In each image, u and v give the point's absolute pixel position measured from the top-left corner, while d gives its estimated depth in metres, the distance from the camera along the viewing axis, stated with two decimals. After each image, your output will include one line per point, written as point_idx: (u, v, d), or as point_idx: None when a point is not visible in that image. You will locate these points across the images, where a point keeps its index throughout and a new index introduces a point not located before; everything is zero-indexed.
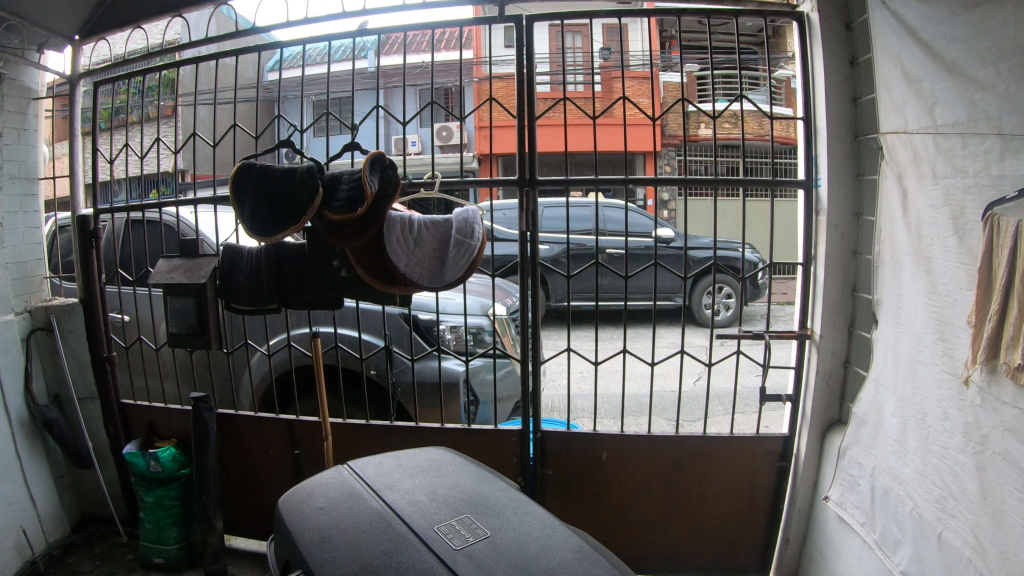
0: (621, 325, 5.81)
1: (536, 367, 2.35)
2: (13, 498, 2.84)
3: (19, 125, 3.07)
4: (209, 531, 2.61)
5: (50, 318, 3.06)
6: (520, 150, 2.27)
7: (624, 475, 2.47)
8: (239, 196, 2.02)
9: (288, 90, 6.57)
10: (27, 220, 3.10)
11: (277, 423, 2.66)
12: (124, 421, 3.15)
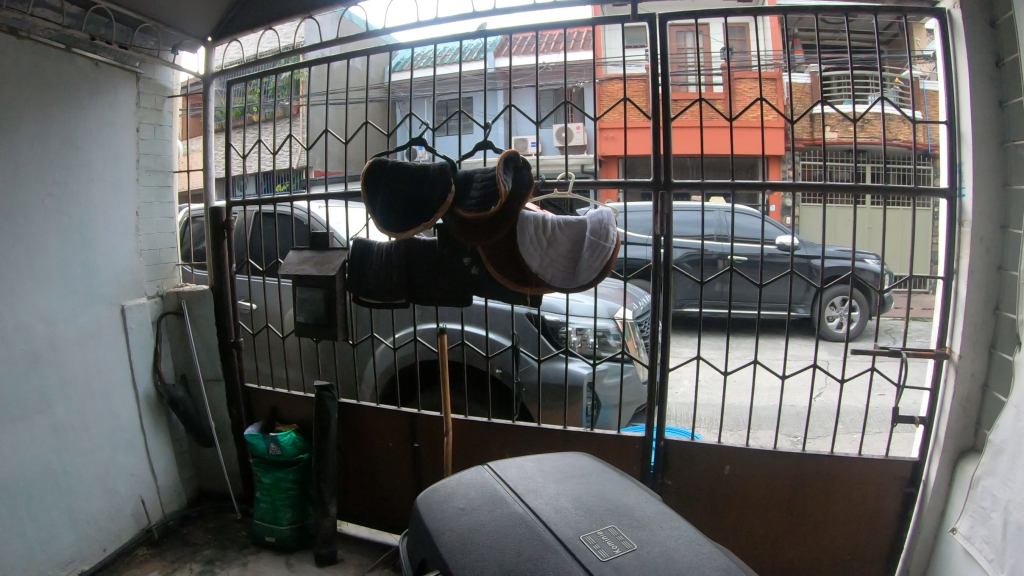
0: (747, 335, 5.67)
1: (662, 375, 2.31)
2: (134, 469, 3.00)
3: (156, 121, 3.23)
4: (322, 515, 2.68)
5: (181, 303, 3.24)
6: (654, 152, 2.24)
7: (745, 492, 2.38)
8: (370, 190, 2.07)
9: (415, 90, 6.74)
10: (162, 210, 3.26)
11: (398, 416, 2.71)
12: (246, 403, 3.26)
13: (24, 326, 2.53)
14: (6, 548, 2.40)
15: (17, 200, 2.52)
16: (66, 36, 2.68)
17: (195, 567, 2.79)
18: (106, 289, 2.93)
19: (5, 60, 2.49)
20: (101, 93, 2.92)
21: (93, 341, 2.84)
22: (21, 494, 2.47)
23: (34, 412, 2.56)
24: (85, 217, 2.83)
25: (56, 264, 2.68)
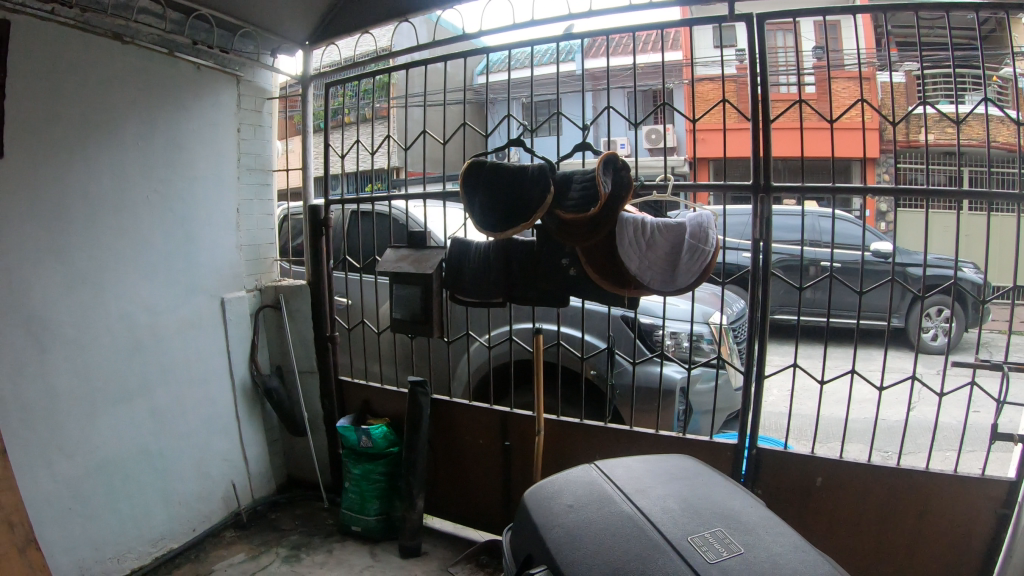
0: (840, 345, 5.50)
1: (758, 380, 2.29)
2: (228, 454, 3.14)
3: (256, 122, 3.36)
4: (409, 508, 2.74)
5: (279, 296, 3.37)
6: (753, 154, 2.21)
7: (837, 507, 2.31)
8: (468, 187, 2.13)
9: (502, 92, 6.80)
10: (262, 207, 3.40)
11: (490, 413, 2.76)
12: (340, 397, 3.31)
13: (128, 314, 2.69)
14: (102, 524, 2.55)
15: (125, 196, 2.67)
16: (168, 40, 2.83)
17: (281, 551, 2.88)
18: (206, 282, 3.07)
19: (112, 64, 2.62)
20: (204, 95, 3.05)
21: (193, 331, 2.98)
22: (118, 474, 2.62)
23: (135, 396, 2.71)
24: (188, 213, 2.97)
25: (159, 256, 2.83)
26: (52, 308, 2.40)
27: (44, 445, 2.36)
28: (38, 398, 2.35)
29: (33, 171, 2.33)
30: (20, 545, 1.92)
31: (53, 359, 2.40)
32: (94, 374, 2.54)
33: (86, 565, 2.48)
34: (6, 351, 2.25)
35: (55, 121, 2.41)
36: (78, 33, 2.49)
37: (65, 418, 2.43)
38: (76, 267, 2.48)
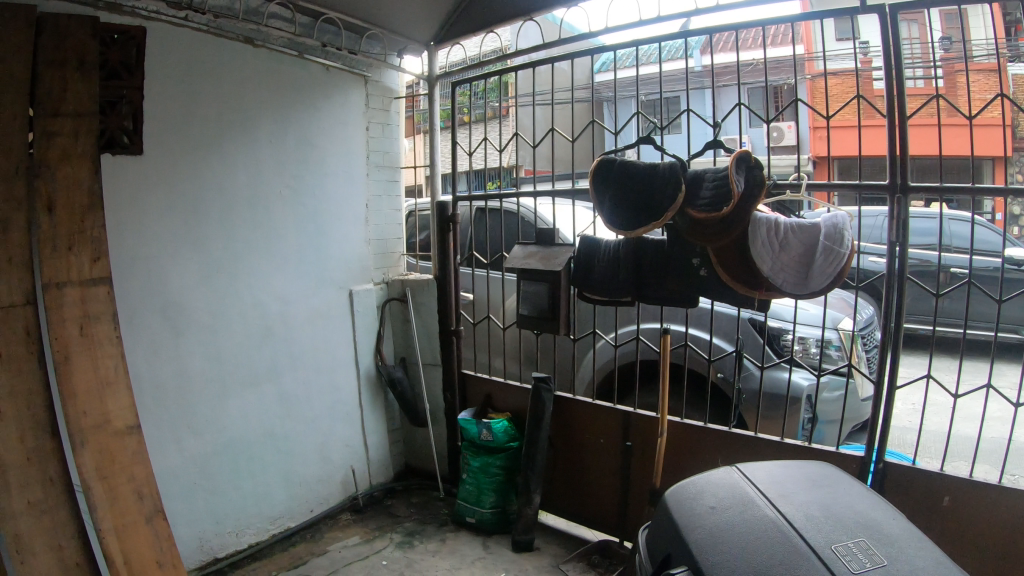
0: (981, 359, 5.17)
1: (889, 391, 2.19)
2: (349, 441, 3.28)
3: (384, 121, 3.48)
4: (526, 504, 2.80)
5: (405, 290, 3.49)
6: (890, 152, 2.12)
7: (964, 529, 2.11)
8: (599, 187, 2.17)
9: (624, 91, 6.78)
10: (391, 203, 3.52)
11: (612, 414, 2.76)
12: (462, 390, 3.35)
13: (261, 303, 2.86)
14: (226, 498, 2.73)
15: (261, 193, 2.84)
16: (299, 43, 2.98)
17: (395, 537, 2.97)
18: (336, 275, 3.22)
19: (246, 68, 2.76)
20: (335, 96, 3.18)
21: (321, 321, 3.14)
22: (243, 453, 2.80)
23: (263, 380, 2.88)
24: (320, 209, 3.12)
25: (291, 249, 2.99)
26: (189, 295, 2.59)
27: (177, 423, 2.56)
28: (172, 378, 2.54)
29: (172, 167, 2.51)
30: (148, 515, 2.07)
31: (188, 342, 2.60)
32: (226, 358, 2.73)
33: (208, 536, 2.67)
34: (145, 334, 2.46)
35: (190, 121, 2.56)
36: (212, 39, 2.62)
37: (197, 398, 2.62)
38: (212, 258, 2.67)
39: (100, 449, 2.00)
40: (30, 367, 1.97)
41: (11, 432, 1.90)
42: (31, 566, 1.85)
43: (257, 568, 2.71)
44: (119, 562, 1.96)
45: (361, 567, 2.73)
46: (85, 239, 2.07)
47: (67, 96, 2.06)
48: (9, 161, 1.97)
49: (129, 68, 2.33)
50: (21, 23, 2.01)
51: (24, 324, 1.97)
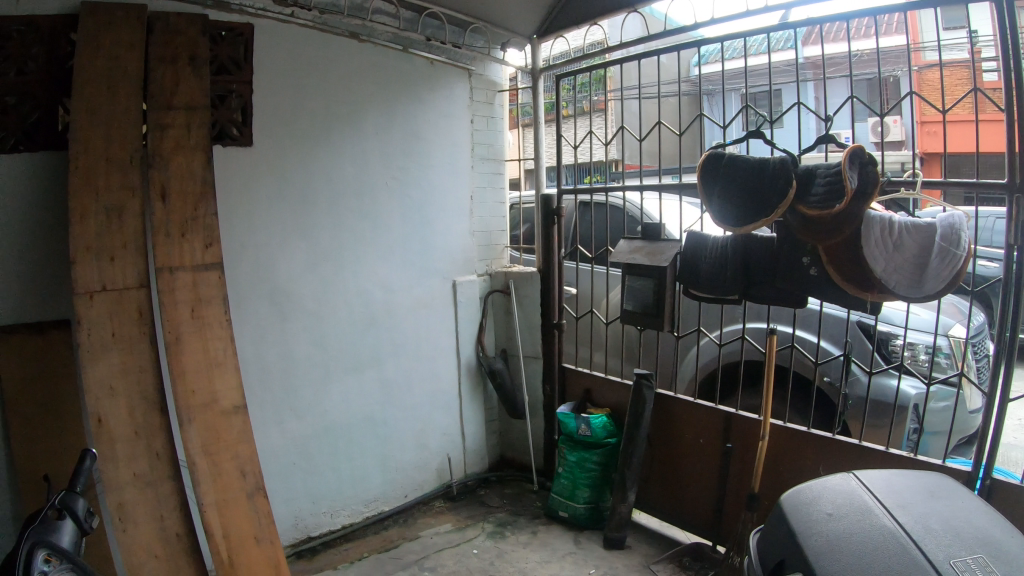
0: None
1: (1003, 404, 1.91)
2: (447, 429, 3.13)
3: (488, 114, 3.22)
4: (619, 500, 2.53)
5: (509, 281, 3.22)
6: (1009, 149, 1.88)
7: None
8: (709, 181, 2.23)
9: (714, 84, 6.56)
10: (496, 195, 3.30)
11: (713, 413, 2.47)
12: (561, 383, 3.08)
13: (364, 293, 2.75)
14: (323, 480, 2.65)
15: (365, 181, 2.72)
16: (402, 38, 2.79)
17: (488, 526, 2.78)
18: (441, 265, 3.05)
19: (352, 63, 2.64)
20: (438, 90, 2.97)
21: (425, 310, 2.99)
22: (343, 436, 2.72)
23: (367, 366, 2.79)
24: (425, 201, 2.96)
25: (397, 239, 2.86)
26: (296, 283, 2.53)
27: (279, 403, 2.51)
28: (276, 359, 2.49)
29: (281, 160, 2.45)
30: (250, 492, 2.01)
31: (294, 327, 2.53)
32: (330, 344, 2.65)
33: (303, 515, 2.60)
34: (253, 319, 2.41)
35: (298, 115, 2.49)
36: (320, 34, 2.53)
37: (301, 381, 2.56)
38: (320, 247, 2.59)
39: (208, 426, 1.98)
40: (143, 344, 1.95)
41: (121, 407, 1.89)
42: (132, 536, 1.86)
43: (349, 550, 2.62)
44: (219, 536, 1.92)
45: (451, 554, 2.55)
46: (198, 225, 2.05)
47: (179, 89, 2.09)
48: (127, 154, 1.99)
49: (237, 63, 2.28)
50: (132, 21, 2.07)
51: (137, 305, 1.96)
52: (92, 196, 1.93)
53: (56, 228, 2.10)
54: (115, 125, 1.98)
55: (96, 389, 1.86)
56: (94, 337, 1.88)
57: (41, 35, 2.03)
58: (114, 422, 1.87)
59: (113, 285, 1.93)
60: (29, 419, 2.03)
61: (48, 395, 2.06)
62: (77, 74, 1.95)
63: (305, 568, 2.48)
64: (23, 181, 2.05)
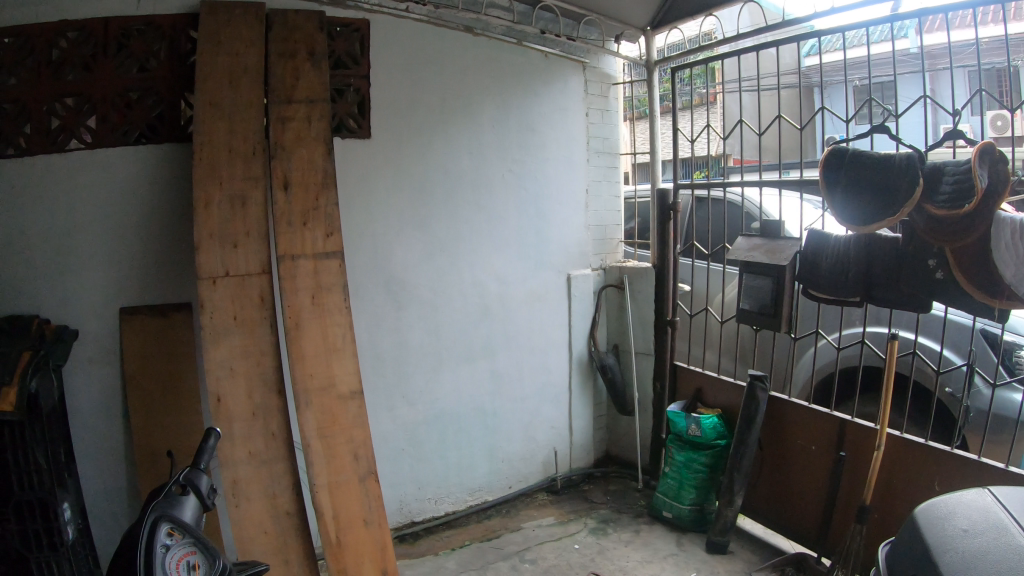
0: None
1: None
2: (555, 422, 2.96)
3: (603, 107, 3.01)
4: (725, 504, 2.44)
5: (623, 277, 2.99)
6: None
7: None
8: (831, 179, 2.14)
9: (833, 75, 6.21)
10: (609, 188, 3.06)
11: (828, 419, 2.35)
12: (672, 381, 2.83)
13: (480, 283, 2.66)
14: (430, 467, 2.61)
15: (483, 173, 2.63)
16: (517, 30, 2.66)
17: (590, 522, 2.67)
18: (554, 258, 2.88)
19: (465, 57, 2.55)
20: (552, 83, 2.80)
21: (540, 303, 2.85)
22: (452, 425, 2.65)
23: (478, 357, 2.69)
24: (541, 191, 2.80)
25: (513, 231, 2.74)
26: (412, 273, 2.49)
27: (391, 389, 2.48)
28: (391, 347, 2.47)
29: (400, 153, 2.43)
30: (362, 476, 2.00)
31: (410, 316, 2.50)
32: (444, 333, 2.59)
33: (408, 499, 2.57)
34: (369, 307, 2.41)
35: (414, 108, 2.45)
36: (432, 28, 2.46)
37: (413, 369, 2.52)
38: (436, 237, 2.54)
39: (325, 410, 1.98)
40: (263, 330, 2.00)
41: (241, 388, 1.95)
42: (245, 511, 1.90)
43: (451, 537, 2.57)
44: (329, 516, 1.93)
45: (552, 548, 2.48)
46: (319, 214, 2.07)
47: (298, 84, 2.12)
48: (249, 146, 2.04)
49: (354, 58, 2.31)
50: (251, 19, 2.14)
51: (259, 291, 2.00)
52: (217, 187, 2.00)
53: (181, 217, 2.21)
54: (237, 118, 2.05)
55: (217, 369, 1.93)
56: (216, 319, 1.95)
57: (161, 33, 2.14)
58: (233, 402, 1.93)
59: (236, 270, 1.99)
60: (150, 395, 2.17)
61: (170, 376, 2.19)
62: (201, 69, 2.03)
63: (406, 552, 2.46)
64: (148, 175, 2.17)
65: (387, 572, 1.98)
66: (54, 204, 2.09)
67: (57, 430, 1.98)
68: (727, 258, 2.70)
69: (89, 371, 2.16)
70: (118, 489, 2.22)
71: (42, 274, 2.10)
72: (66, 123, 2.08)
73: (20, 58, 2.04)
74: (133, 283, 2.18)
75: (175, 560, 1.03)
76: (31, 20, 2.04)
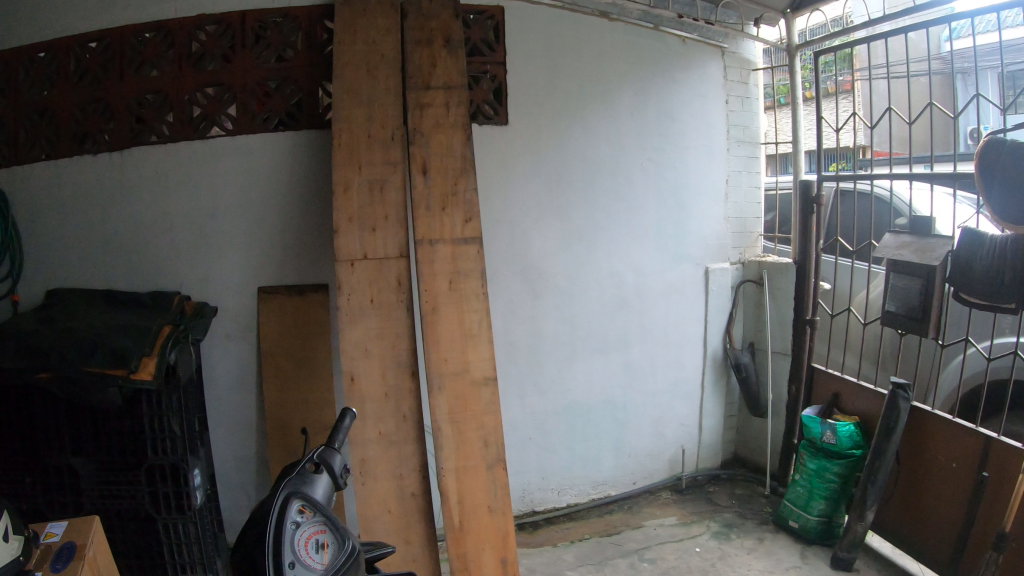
0: None
1: None
2: (685, 420, 2.84)
3: (742, 94, 2.80)
4: (856, 519, 2.29)
5: (763, 273, 2.81)
6: None
7: None
8: (985, 168, 1.96)
9: (993, 58, 5.71)
10: (750, 179, 2.87)
11: (971, 436, 2.14)
12: (809, 385, 2.67)
13: (615, 273, 2.59)
14: (555, 456, 2.59)
15: (621, 161, 2.55)
16: (653, 14, 2.52)
17: (714, 525, 2.57)
18: (692, 250, 2.75)
19: (601, 44, 2.47)
20: (690, 70, 2.65)
21: (677, 296, 2.74)
22: (581, 416, 2.61)
23: (612, 349, 2.63)
24: (681, 180, 2.67)
25: (652, 221, 2.64)
26: (550, 260, 2.47)
27: (522, 376, 2.49)
28: (525, 335, 2.48)
29: (538, 137, 2.41)
30: (490, 462, 1.97)
31: (546, 305, 2.49)
32: (579, 323, 2.55)
33: (531, 489, 2.57)
34: (502, 293, 2.42)
35: (551, 95, 2.41)
36: (567, 13, 2.40)
37: (545, 358, 2.52)
38: (574, 225, 2.50)
39: (457, 395, 1.97)
40: (399, 312, 2.00)
41: (375, 369, 1.96)
42: (371, 490, 1.92)
43: (571, 529, 2.53)
44: (453, 502, 1.92)
45: (673, 549, 2.40)
46: (458, 200, 2.05)
47: (435, 71, 2.09)
48: (387, 132, 2.05)
49: (490, 44, 2.32)
50: (385, 8, 2.13)
51: (396, 274, 2.01)
52: (356, 171, 2.03)
53: (319, 200, 2.23)
54: (376, 104, 2.06)
55: (352, 350, 1.96)
56: (353, 301, 1.97)
57: (298, 24, 2.16)
58: (366, 383, 1.95)
59: (374, 253, 2.01)
60: (284, 371, 2.22)
61: (304, 354, 2.23)
62: (339, 57, 2.06)
63: (526, 541, 2.46)
64: (288, 158, 2.20)
65: (508, 561, 1.94)
66: (197, 188, 2.19)
67: (193, 400, 2.06)
68: (873, 256, 2.53)
69: (226, 346, 2.24)
70: (247, 458, 2.30)
71: (186, 255, 2.21)
72: (206, 112, 2.16)
73: (161, 53, 2.15)
74: (272, 263, 2.23)
75: (306, 537, 0.95)
76: (173, 16, 2.15)
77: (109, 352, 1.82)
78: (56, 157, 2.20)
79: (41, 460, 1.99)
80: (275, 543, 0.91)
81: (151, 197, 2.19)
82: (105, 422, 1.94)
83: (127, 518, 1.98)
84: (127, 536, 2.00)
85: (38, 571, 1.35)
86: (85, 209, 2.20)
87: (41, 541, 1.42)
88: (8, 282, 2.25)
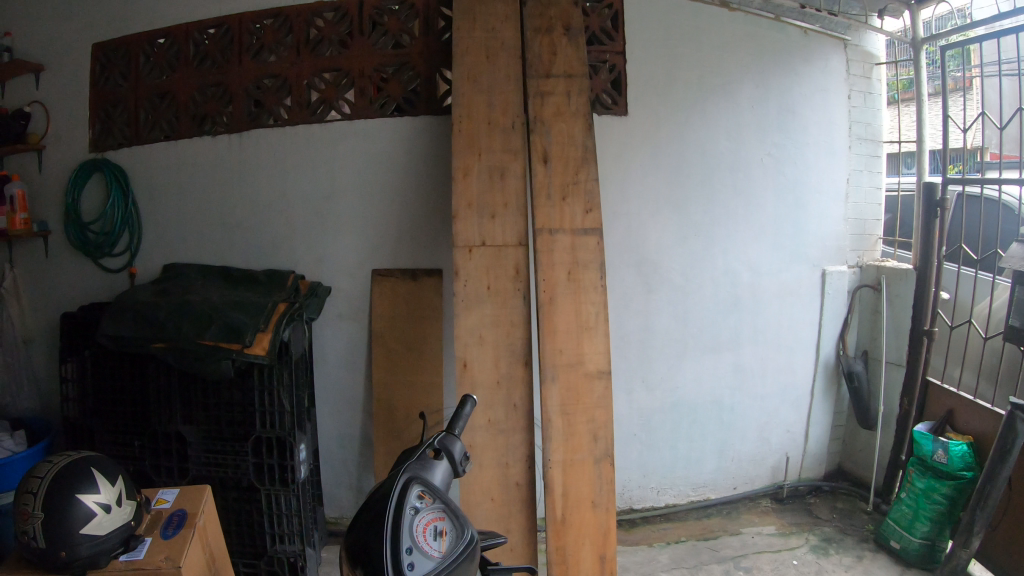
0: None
1: None
2: (792, 427, 2.74)
3: (865, 89, 2.65)
4: (962, 545, 2.16)
5: (880, 278, 2.66)
6: None
7: None
8: None
9: None
10: (871, 179, 2.70)
11: None
12: (924, 398, 2.53)
13: (729, 270, 2.52)
14: (658, 455, 2.57)
15: (740, 156, 2.47)
16: (774, 4, 2.42)
17: (813, 538, 2.47)
18: (810, 251, 2.63)
19: (721, 35, 2.41)
20: (811, 64, 2.54)
21: (793, 299, 2.64)
22: (687, 416, 2.57)
23: (723, 348, 2.57)
24: (801, 177, 2.57)
25: (770, 218, 2.54)
26: (666, 254, 2.44)
27: (631, 371, 2.48)
28: (637, 331, 2.46)
29: (656, 130, 2.37)
30: (597, 457, 1.93)
31: (658, 299, 2.46)
32: (691, 320, 2.51)
33: (630, 485, 2.56)
34: (617, 287, 2.41)
35: (671, 87, 2.37)
36: (686, 3, 2.36)
37: (654, 354, 2.49)
38: (691, 220, 2.44)
39: (569, 387, 1.94)
40: (515, 301, 1.98)
41: (488, 356, 1.96)
42: (475, 476, 1.92)
43: (668, 530, 2.50)
44: (557, 494, 1.91)
45: (771, 559, 2.32)
46: (579, 189, 2.02)
47: (556, 59, 2.06)
48: (507, 119, 2.05)
49: (609, 34, 2.31)
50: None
51: (514, 262, 2.00)
52: (476, 158, 2.04)
53: (435, 184, 2.23)
54: (495, 91, 2.06)
55: (467, 335, 1.96)
56: (469, 288, 1.98)
57: (416, 10, 2.17)
58: (478, 369, 1.95)
59: (493, 241, 2.00)
60: (393, 354, 2.24)
61: (413, 338, 2.24)
62: (459, 45, 2.07)
63: (622, 538, 2.45)
64: (404, 142, 2.20)
65: (605, 557, 1.92)
66: (313, 170, 2.23)
67: (303, 377, 2.09)
68: (999, 266, 2.37)
69: (338, 326, 2.29)
70: (351, 436, 2.33)
71: (301, 235, 2.26)
72: (325, 96, 2.20)
73: (281, 38, 2.20)
74: (388, 245, 2.25)
75: (424, 523, 0.94)
76: (292, 2, 2.19)
77: (223, 327, 1.88)
78: (177, 138, 2.29)
79: (153, 425, 2.06)
80: (394, 527, 0.91)
81: (270, 178, 2.24)
82: (217, 393, 2.00)
83: (230, 485, 2.04)
84: (230, 504, 2.05)
85: (147, 536, 1.39)
86: (208, 187, 2.28)
87: (154, 506, 1.47)
88: (127, 255, 2.35)
